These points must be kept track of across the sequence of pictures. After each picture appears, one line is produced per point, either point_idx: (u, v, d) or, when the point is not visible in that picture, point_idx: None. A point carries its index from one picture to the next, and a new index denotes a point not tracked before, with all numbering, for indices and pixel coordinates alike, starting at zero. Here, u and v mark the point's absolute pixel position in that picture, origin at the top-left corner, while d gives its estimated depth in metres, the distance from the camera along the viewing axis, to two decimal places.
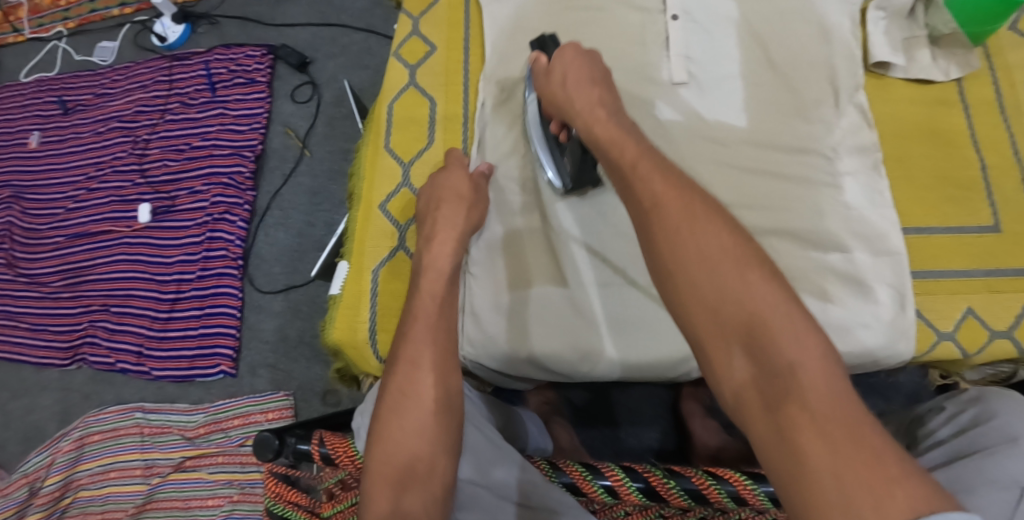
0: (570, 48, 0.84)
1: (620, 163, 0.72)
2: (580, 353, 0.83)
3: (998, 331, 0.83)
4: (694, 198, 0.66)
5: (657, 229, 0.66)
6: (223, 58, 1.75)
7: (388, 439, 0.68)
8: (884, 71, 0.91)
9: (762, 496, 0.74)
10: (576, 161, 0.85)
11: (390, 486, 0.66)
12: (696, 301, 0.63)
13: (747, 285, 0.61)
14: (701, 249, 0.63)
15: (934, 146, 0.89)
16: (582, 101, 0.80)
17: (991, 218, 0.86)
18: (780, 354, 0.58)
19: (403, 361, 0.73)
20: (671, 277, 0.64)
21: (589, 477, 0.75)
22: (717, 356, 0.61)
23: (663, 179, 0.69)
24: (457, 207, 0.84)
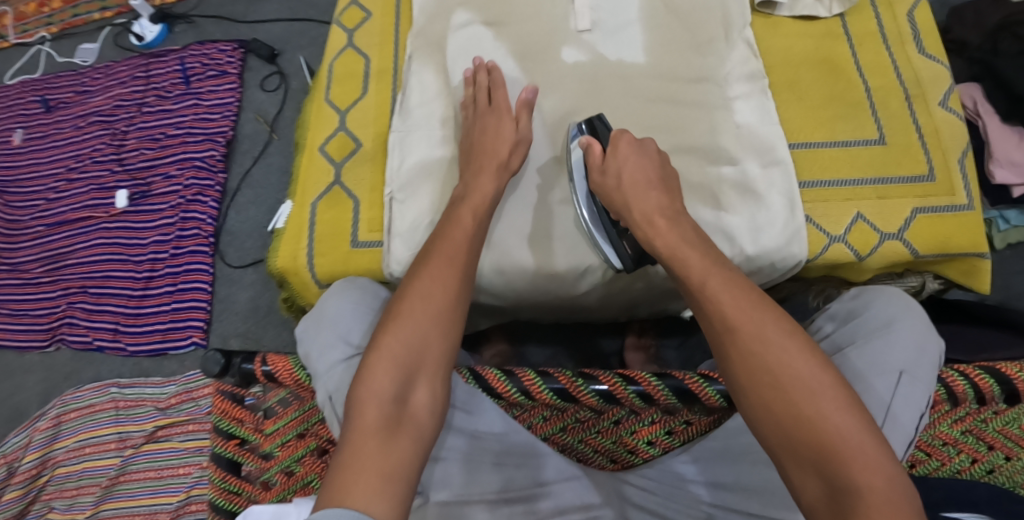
0: (624, 141, 0.80)
1: (687, 286, 0.68)
2: (494, 269, 0.87)
3: (888, 232, 0.86)
4: (770, 321, 0.63)
5: (729, 350, 0.64)
6: (198, 53, 1.85)
7: (400, 327, 0.68)
8: (771, 11, 0.97)
9: (668, 393, 0.78)
10: (634, 252, 0.82)
11: (395, 370, 0.66)
12: (770, 418, 0.61)
13: (823, 414, 0.59)
14: (771, 357, 0.62)
15: (824, 73, 0.94)
16: (639, 208, 0.75)
17: (876, 132, 0.90)
18: (846, 463, 0.57)
19: (438, 253, 0.74)
20: (743, 394, 0.63)
21: (504, 378, 0.80)
22: (793, 472, 0.60)
23: (732, 299, 0.65)
24: (493, 138, 0.85)
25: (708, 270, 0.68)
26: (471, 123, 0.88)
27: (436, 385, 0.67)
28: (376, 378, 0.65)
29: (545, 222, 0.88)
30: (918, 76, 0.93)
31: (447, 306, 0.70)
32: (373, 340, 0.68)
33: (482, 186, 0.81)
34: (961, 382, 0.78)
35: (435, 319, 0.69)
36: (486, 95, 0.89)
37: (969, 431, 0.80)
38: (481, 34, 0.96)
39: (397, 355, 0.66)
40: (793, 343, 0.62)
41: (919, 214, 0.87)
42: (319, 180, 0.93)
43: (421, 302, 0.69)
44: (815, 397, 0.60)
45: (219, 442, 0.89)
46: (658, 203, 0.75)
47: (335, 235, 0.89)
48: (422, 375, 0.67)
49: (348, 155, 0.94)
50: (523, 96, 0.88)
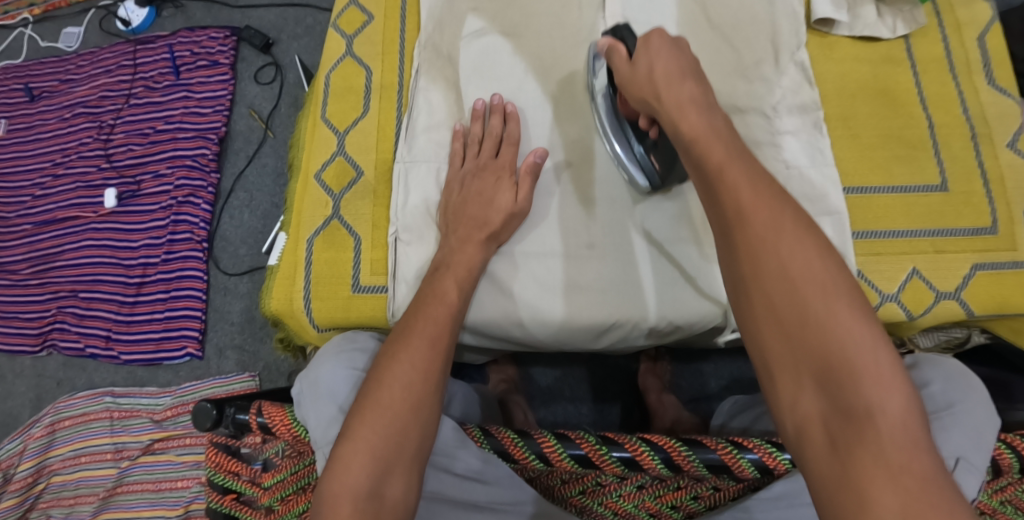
0: (657, 36, 0.73)
1: (705, 166, 0.63)
2: (513, 321, 0.78)
3: (944, 292, 0.78)
4: (785, 212, 0.58)
5: (736, 239, 0.59)
6: (188, 41, 1.73)
7: (377, 415, 0.62)
8: (828, 29, 0.86)
9: (698, 464, 0.69)
10: (668, 160, 0.76)
11: (368, 461, 0.60)
12: (771, 316, 0.56)
13: (835, 318, 0.54)
14: (744, 204, 0.60)
15: (881, 105, 0.84)
16: (670, 98, 0.69)
17: (938, 176, 0.81)
18: (820, 328, 0.55)
19: (419, 319, 0.70)
20: (747, 290, 0.58)
21: (520, 442, 0.71)
22: (784, 387, 0.55)
23: (749, 187, 0.60)
24: (484, 204, 0.78)
25: (729, 157, 0.63)
26: (465, 175, 0.82)
27: (414, 479, 0.60)
28: (350, 471, 0.59)
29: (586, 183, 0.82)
30: (984, 109, 0.84)
31: (430, 393, 0.65)
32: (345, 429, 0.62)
33: (467, 256, 0.76)
34: (1008, 455, 0.69)
35: (415, 407, 0.63)
36: (490, 143, 0.82)
37: (1008, 500, 0.71)
38: (497, 48, 0.86)
39: (375, 447, 0.60)
40: (808, 238, 0.58)
41: (979, 271, 0.78)
42: (314, 214, 0.84)
43: (401, 391, 0.63)
44: (825, 298, 0.55)
45: (215, 497, 0.81)
46: (694, 90, 0.68)
47: (334, 278, 0.81)
48: (398, 466, 0.60)
49: (348, 185, 0.85)
50: (532, 159, 0.80)
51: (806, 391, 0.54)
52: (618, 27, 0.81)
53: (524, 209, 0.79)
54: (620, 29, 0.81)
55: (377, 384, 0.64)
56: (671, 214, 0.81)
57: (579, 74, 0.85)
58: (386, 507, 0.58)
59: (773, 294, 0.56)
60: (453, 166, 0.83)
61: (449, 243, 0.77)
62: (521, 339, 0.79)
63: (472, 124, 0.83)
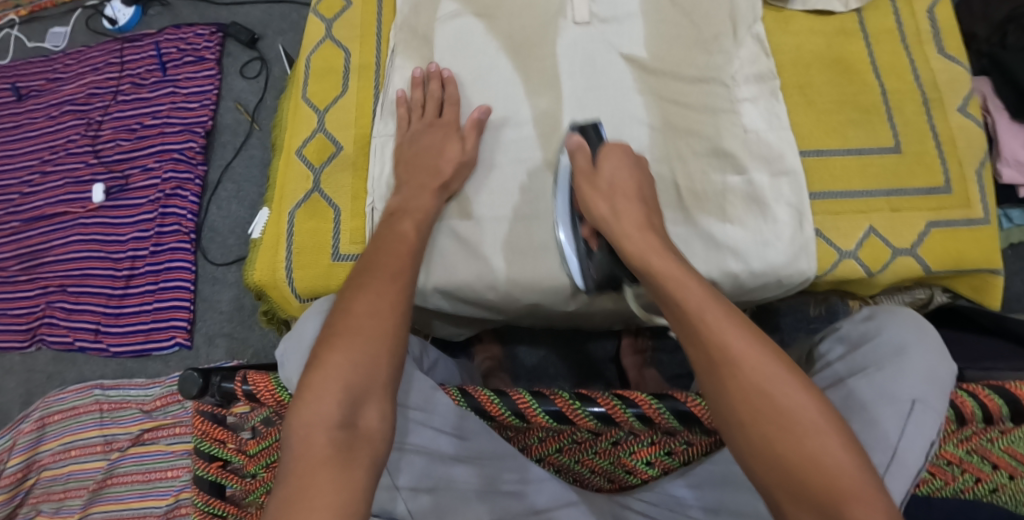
0: (619, 151, 0.77)
1: (676, 306, 0.64)
2: (486, 283, 0.81)
3: (900, 248, 0.82)
4: (767, 353, 0.60)
5: (724, 383, 0.60)
6: (173, 38, 1.76)
7: (346, 344, 0.64)
8: (783, 4, 0.90)
9: (668, 415, 0.72)
10: (609, 270, 0.76)
11: (340, 392, 0.62)
12: (767, 456, 0.57)
13: (817, 442, 0.56)
14: (722, 340, 0.61)
15: (838, 74, 0.87)
16: (627, 217, 0.72)
17: (892, 139, 0.85)
18: (804, 452, 0.56)
19: (383, 255, 0.71)
20: (741, 433, 0.59)
21: (496, 399, 0.74)
22: (786, 510, 0.56)
23: (728, 325, 0.61)
24: (435, 156, 0.81)
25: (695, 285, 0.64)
26: (415, 133, 0.83)
27: (386, 405, 0.63)
28: (321, 401, 0.61)
29: (502, 182, 0.83)
30: (937, 77, 0.88)
31: (397, 321, 0.66)
32: (314, 359, 0.64)
33: (423, 203, 0.78)
34: (970, 403, 0.73)
35: (383, 335, 0.65)
36: (434, 105, 0.84)
37: (973, 450, 0.73)
38: (467, 29, 0.89)
39: (346, 377, 0.62)
40: (792, 377, 0.59)
41: (933, 228, 0.82)
42: (297, 187, 0.86)
43: (369, 320, 0.65)
44: (816, 436, 0.56)
45: (200, 465, 0.84)
46: (644, 211, 0.73)
47: (316, 250, 0.83)
48: (370, 395, 0.63)
49: (329, 159, 0.87)
50: (476, 115, 0.83)
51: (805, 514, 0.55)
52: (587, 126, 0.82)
53: (473, 159, 0.82)
54: (590, 128, 0.82)
55: (343, 313, 0.66)
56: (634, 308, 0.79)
57: (549, 163, 0.83)
58: (362, 436, 0.61)
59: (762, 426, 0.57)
60: (401, 129, 0.85)
61: (406, 189, 0.79)
62: (493, 302, 0.82)
63: (413, 91, 0.86)
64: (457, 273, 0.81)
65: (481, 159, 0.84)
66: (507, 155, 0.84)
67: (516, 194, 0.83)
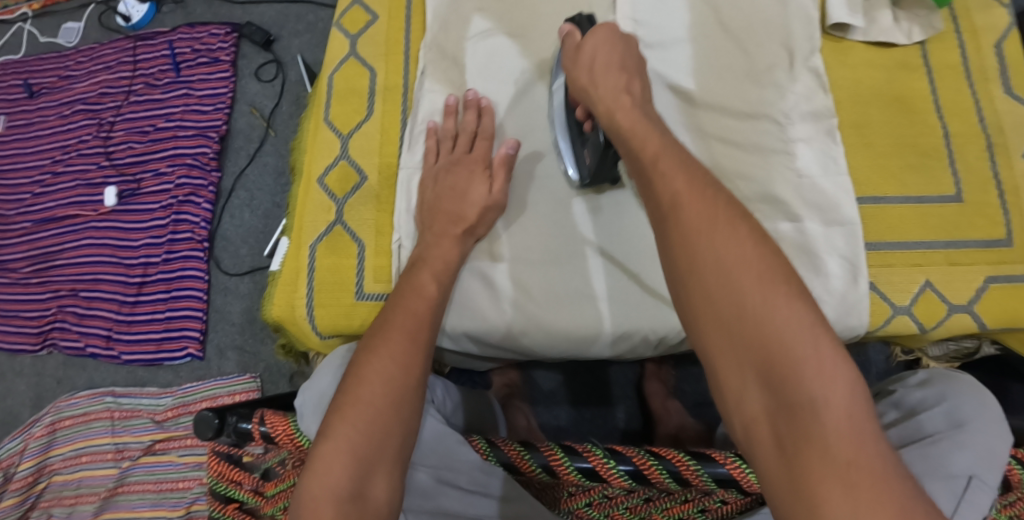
0: (604, 28, 0.75)
1: (639, 159, 0.65)
2: (519, 330, 0.76)
3: (956, 305, 0.77)
4: (719, 203, 0.58)
5: (673, 235, 0.59)
6: (188, 38, 1.71)
7: (357, 412, 0.61)
8: (843, 34, 0.85)
9: (706, 478, 0.68)
10: (596, 157, 0.75)
11: (350, 462, 0.59)
12: (713, 320, 0.56)
13: (772, 308, 0.54)
14: (678, 192, 0.60)
15: (894, 113, 0.83)
16: (604, 86, 0.71)
17: (953, 187, 0.80)
18: (750, 311, 0.54)
19: (398, 313, 0.68)
20: (685, 282, 0.58)
21: (527, 455, 0.69)
22: (729, 385, 0.55)
23: (684, 178, 0.61)
24: (459, 198, 0.76)
25: (663, 148, 0.64)
26: (439, 170, 0.79)
27: (398, 480, 0.60)
28: (331, 472, 0.58)
29: (548, 195, 0.80)
30: (1001, 119, 0.83)
31: (410, 388, 0.63)
32: (325, 427, 0.61)
33: (444, 250, 0.74)
34: (1019, 470, 0.68)
35: (396, 404, 0.62)
36: (464, 139, 0.80)
37: (1016, 516, 0.68)
38: (504, 49, 0.84)
39: (356, 447, 0.59)
40: (743, 227, 0.57)
41: (991, 284, 0.78)
42: (317, 219, 0.82)
43: (382, 388, 0.62)
44: (761, 288, 0.54)
45: (217, 506, 0.81)
46: (625, 82, 0.72)
47: (338, 288, 0.80)
48: (380, 466, 0.60)
49: (352, 189, 0.83)
50: (504, 151, 0.78)
51: (751, 389, 0.54)
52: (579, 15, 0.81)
53: (500, 202, 0.77)
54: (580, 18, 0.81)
55: (356, 379, 0.63)
56: (608, 203, 0.79)
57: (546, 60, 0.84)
58: (369, 510, 0.58)
59: (708, 285, 0.56)
60: (427, 163, 0.81)
61: (425, 238, 0.75)
62: (529, 348, 0.77)
63: (444, 120, 0.82)
64: (489, 319, 0.76)
65: (511, 200, 0.79)
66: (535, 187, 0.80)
67: (551, 238, 0.78)
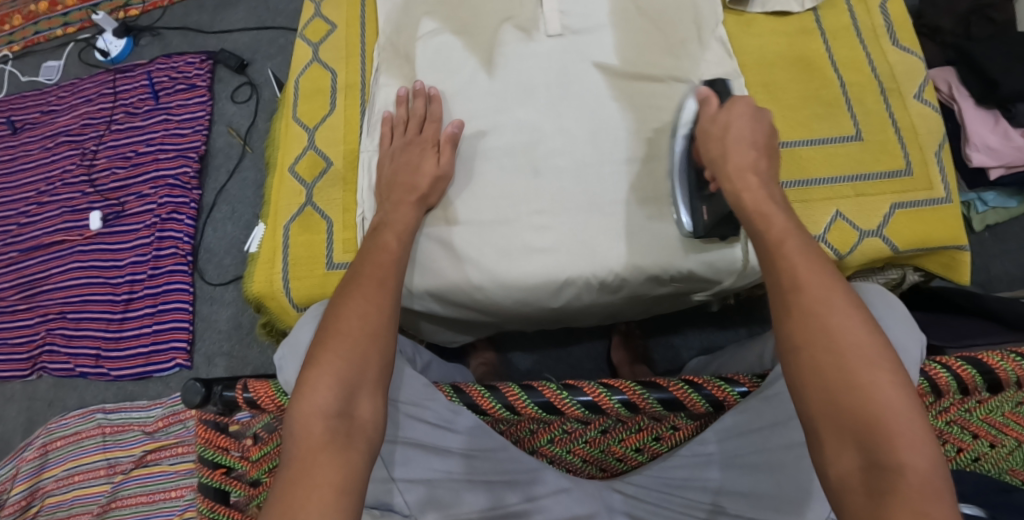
0: (740, 102, 0.79)
1: (764, 238, 0.68)
2: (473, 282, 0.84)
3: (867, 230, 0.86)
4: (839, 290, 0.62)
5: (793, 314, 0.63)
6: (165, 67, 1.80)
7: (338, 342, 0.68)
8: (743, 7, 0.96)
9: (654, 402, 0.75)
10: (718, 215, 0.81)
11: (336, 383, 0.66)
12: (815, 384, 0.60)
13: (873, 382, 0.58)
14: (799, 275, 0.64)
15: (798, 71, 0.93)
16: (734, 162, 0.75)
17: (853, 128, 0.90)
18: (849, 379, 0.59)
19: (368, 263, 0.75)
20: (793, 356, 0.62)
21: (487, 394, 0.77)
22: (824, 444, 0.59)
23: (806, 264, 0.64)
24: (412, 171, 0.84)
25: (788, 232, 0.67)
26: (395, 150, 0.87)
27: (379, 398, 0.67)
28: (318, 393, 0.65)
29: (557, 186, 0.86)
30: (893, 70, 0.93)
31: (385, 324, 0.70)
32: (310, 357, 0.67)
33: (403, 216, 0.81)
34: (944, 374, 0.73)
35: (373, 337, 0.69)
36: (415, 122, 0.88)
37: (954, 421, 0.75)
38: (450, 45, 0.93)
39: (341, 372, 0.66)
40: (855, 314, 0.62)
41: (897, 210, 0.87)
42: (290, 201, 0.90)
43: (359, 322, 0.69)
44: (871, 368, 0.59)
45: (205, 472, 0.86)
46: (756, 159, 0.75)
47: (310, 261, 0.87)
48: (361, 390, 0.66)
49: (320, 175, 0.91)
50: (450, 130, 0.86)
51: (844, 448, 0.58)
52: (716, 80, 0.87)
53: (449, 173, 0.85)
54: (719, 82, 0.87)
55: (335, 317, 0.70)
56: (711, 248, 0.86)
57: (665, 127, 0.88)
58: (358, 424, 0.65)
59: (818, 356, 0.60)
60: (384, 146, 0.88)
61: (384, 207, 0.83)
62: (485, 301, 0.85)
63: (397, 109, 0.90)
64: (445, 275, 0.84)
65: (460, 169, 0.88)
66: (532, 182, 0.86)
67: (505, 203, 0.86)
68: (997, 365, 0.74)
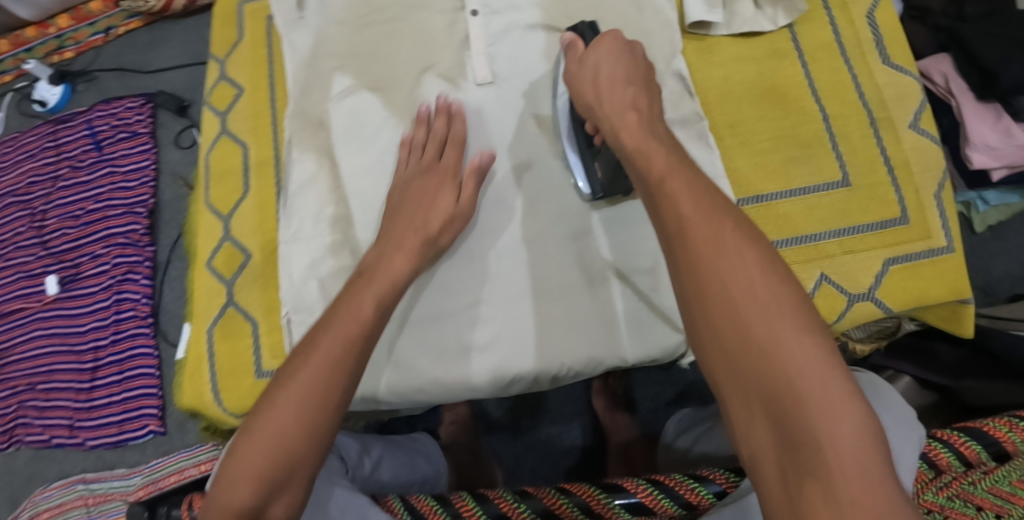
0: (607, 40, 0.76)
1: (646, 179, 0.61)
2: (420, 384, 0.77)
3: (856, 294, 0.80)
4: (726, 225, 0.55)
5: (680, 262, 0.56)
6: (105, 114, 1.68)
7: (263, 438, 0.60)
8: (705, 32, 0.88)
9: (619, 509, 0.66)
10: (609, 169, 0.77)
11: (253, 483, 0.59)
12: (716, 344, 0.53)
13: (777, 337, 0.52)
14: (685, 216, 0.57)
15: (769, 104, 0.86)
16: (612, 103, 0.71)
17: (839, 172, 0.83)
18: (749, 334, 0.52)
19: (301, 348, 0.65)
20: (691, 311, 0.55)
21: (438, 508, 0.68)
22: (736, 416, 0.53)
23: (691, 199, 0.58)
24: (425, 211, 0.76)
25: (670, 169, 0.61)
26: (409, 177, 0.79)
27: (301, 498, 0.60)
28: (235, 490, 0.59)
29: (487, 278, 0.79)
30: (883, 94, 0.86)
31: (322, 415, 0.61)
32: (236, 447, 0.61)
33: (394, 268, 0.72)
34: (944, 454, 0.67)
35: (306, 432, 0.61)
36: (435, 144, 0.80)
37: (956, 495, 0.65)
38: (365, 103, 0.84)
39: (259, 469, 0.59)
40: (750, 254, 0.55)
41: (891, 265, 0.81)
42: (209, 303, 0.82)
43: (292, 414, 0.61)
44: (769, 321, 0.52)
45: None
46: (634, 97, 0.71)
47: (240, 370, 0.80)
48: (284, 489, 0.60)
49: (238, 270, 0.83)
50: (477, 163, 0.79)
51: (756, 419, 0.52)
52: (578, 24, 0.82)
53: (466, 213, 0.78)
54: (581, 25, 0.83)
55: (268, 401, 0.62)
56: (646, 323, 0.79)
57: (546, 118, 0.84)
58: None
59: (711, 307, 0.53)
60: (397, 172, 0.80)
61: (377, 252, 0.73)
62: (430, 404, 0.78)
63: (332, 195, 0.82)
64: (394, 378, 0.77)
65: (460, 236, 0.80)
66: (455, 262, 0.79)
67: (441, 296, 0.79)
68: (1004, 437, 0.67)
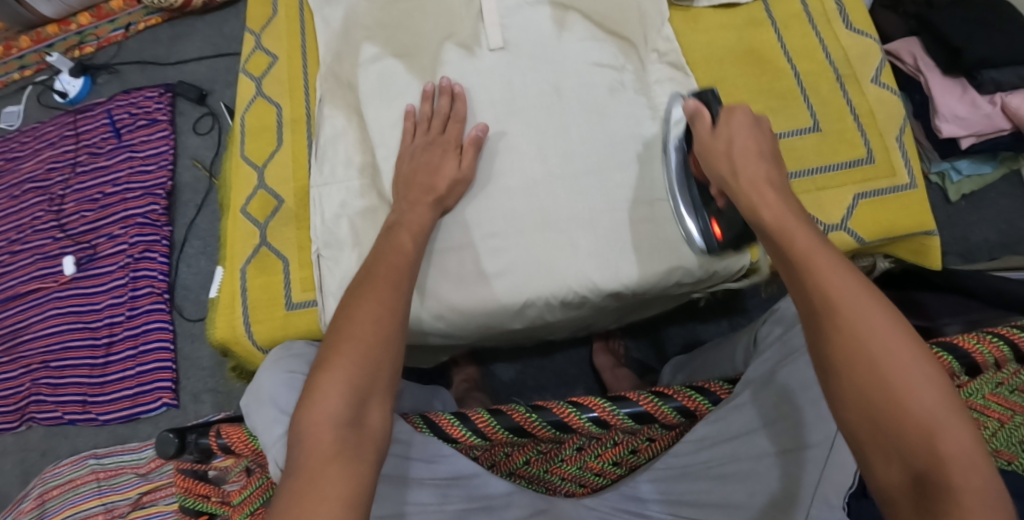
0: (738, 113, 0.76)
1: (790, 252, 0.63)
2: (454, 307, 0.85)
3: (831, 225, 0.88)
4: (866, 293, 0.58)
5: (820, 321, 0.58)
6: (124, 104, 1.71)
7: (350, 346, 0.66)
8: (689, 3, 0.97)
9: (624, 416, 0.72)
10: (733, 227, 0.82)
11: (346, 390, 0.63)
12: (850, 384, 0.56)
13: (912, 389, 0.54)
14: (823, 280, 0.60)
15: (749, 63, 0.95)
16: (751, 173, 0.71)
17: (811, 119, 0.92)
18: (883, 381, 0.55)
19: (364, 285, 0.71)
20: (828, 364, 0.58)
21: (457, 423, 0.75)
22: (868, 456, 0.55)
23: (829, 267, 0.60)
24: (431, 173, 0.83)
25: (811, 243, 0.62)
26: (416, 149, 0.86)
27: (388, 407, 0.65)
28: (328, 400, 0.63)
29: (508, 205, 0.86)
30: (848, 54, 0.96)
31: (397, 329, 0.68)
32: (322, 361, 0.65)
33: (418, 217, 0.80)
34: None
35: (385, 341, 0.67)
36: (439, 121, 0.87)
37: None
38: (391, 68, 0.92)
39: (352, 378, 0.64)
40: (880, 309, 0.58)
41: (861, 200, 0.89)
42: (246, 244, 0.90)
43: (373, 325, 0.67)
44: (904, 371, 0.55)
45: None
46: (767, 171, 0.71)
47: (271, 302, 0.88)
48: (374, 396, 0.64)
49: (272, 213, 0.91)
50: (475, 133, 0.86)
51: (887, 461, 0.54)
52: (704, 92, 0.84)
53: (468, 176, 0.85)
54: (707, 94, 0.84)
55: (348, 319, 0.68)
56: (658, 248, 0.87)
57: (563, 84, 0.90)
58: (367, 434, 0.63)
59: (847, 357, 0.56)
60: (404, 142, 0.87)
61: (400, 206, 0.82)
62: (448, 329, 0.87)
63: (361, 150, 0.90)
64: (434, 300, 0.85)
65: (479, 177, 0.87)
66: (473, 204, 0.87)
67: (458, 228, 0.86)
68: (974, 349, 0.71)
